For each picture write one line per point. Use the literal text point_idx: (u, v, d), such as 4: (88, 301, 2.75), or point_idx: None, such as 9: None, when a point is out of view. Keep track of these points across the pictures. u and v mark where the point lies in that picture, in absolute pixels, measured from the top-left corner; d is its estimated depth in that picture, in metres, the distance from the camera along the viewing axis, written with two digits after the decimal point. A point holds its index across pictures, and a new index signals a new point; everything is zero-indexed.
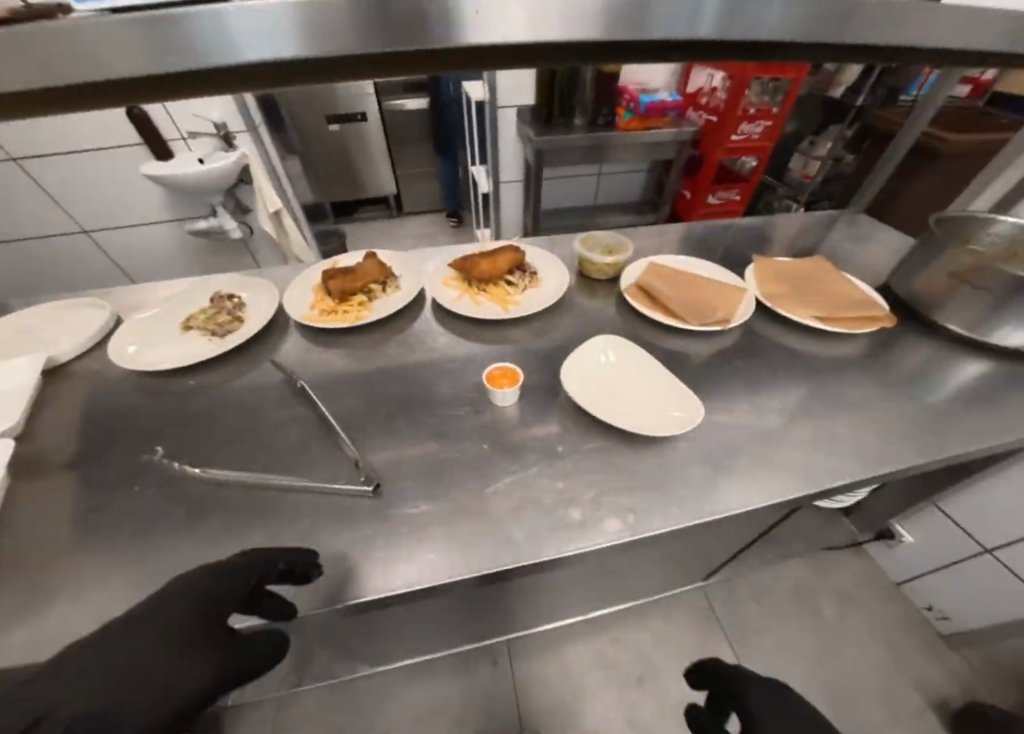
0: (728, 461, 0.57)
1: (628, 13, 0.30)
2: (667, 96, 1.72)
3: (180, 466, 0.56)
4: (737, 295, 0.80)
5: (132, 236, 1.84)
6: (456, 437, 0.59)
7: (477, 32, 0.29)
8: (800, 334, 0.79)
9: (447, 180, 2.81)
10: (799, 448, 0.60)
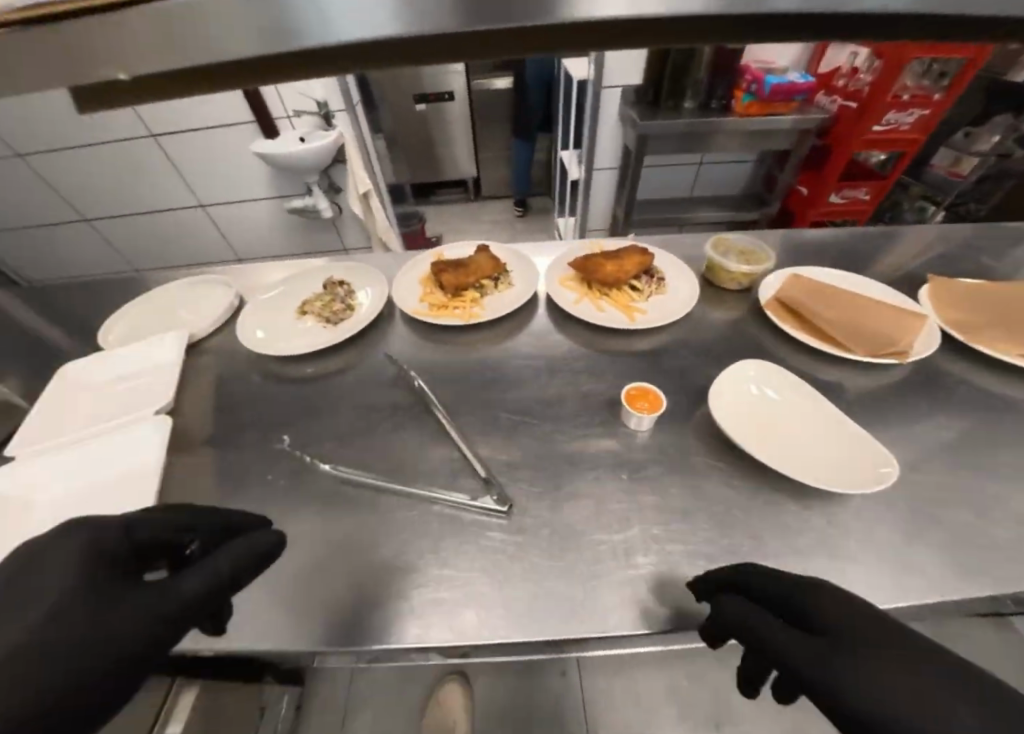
0: (918, 531, 0.47)
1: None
2: (799, 77, 1.49)
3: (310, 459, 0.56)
4: (918, 321, 0.65)
5: (239, 211, 1.97)
6: (583, 457, 0.54)
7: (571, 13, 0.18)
8: (993, 373, 0.65)
9: (522, 165, 2.69)
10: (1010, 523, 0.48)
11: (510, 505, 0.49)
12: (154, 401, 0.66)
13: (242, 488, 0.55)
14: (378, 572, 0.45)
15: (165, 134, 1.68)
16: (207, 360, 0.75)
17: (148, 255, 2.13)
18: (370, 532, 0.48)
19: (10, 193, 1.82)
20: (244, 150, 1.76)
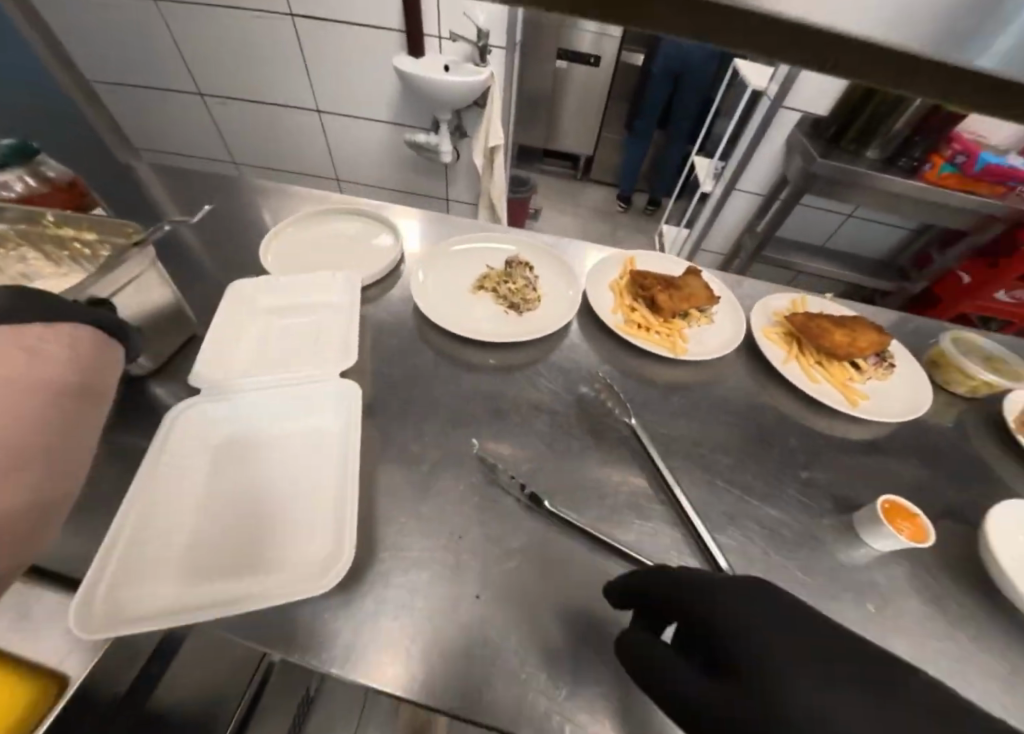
0: None
1: None
2: (1016, 161, 1.31)
3: (512, 479, 0.50)
4: None
5: (355, 127, 1.85)
6: (816, 563, 0.48)
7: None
8: None
9: (629, 161, 2.49)
10: None
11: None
12: (328, 354, 0.59)
13: (435, 486, 0.49)
14: (604, 656, 0.40)
15: (310, 24, 1.53)
16: (378, 312, 0.69)
17: (250, 148, 2.04)
18: (593, 605, 0.42)
19: (132, 41, 1.71)
20: (382, 63, 1.61)
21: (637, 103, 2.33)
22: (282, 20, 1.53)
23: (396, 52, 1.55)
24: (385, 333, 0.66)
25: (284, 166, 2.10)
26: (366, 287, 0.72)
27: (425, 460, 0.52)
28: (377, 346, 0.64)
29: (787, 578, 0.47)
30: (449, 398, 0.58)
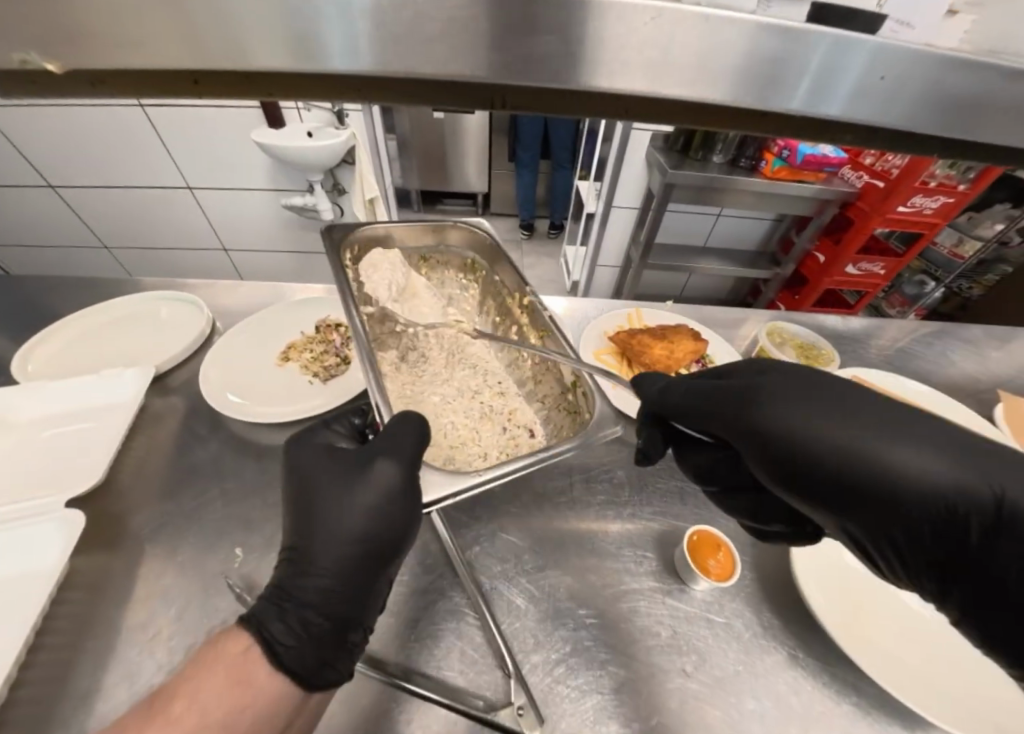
0: None
1: (822, 76, 0.21)
2: (831, 149, 1.45)
3: None
4: None
5: (229, 199, 1.75)
6: (632, 629, 0.42)
7: (786, 96, 0.21)
8: None
9: (523, 190, 2.55)
10: None
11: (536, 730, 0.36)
12: (74, 471, 0.49)
13: (178, 629, 0.40)
14: None
15: (159, 106, 1.46)
16: (157, 413, 0.59)
17: (117, 234, 1.86)
18: None
19: None
20: (241, 136, 1.55)
21: (515, 140, 2.45)
22: (131, 109, 1.46)
23: (252, 124, 1.52)
24: (166, 428, 0.56)
25: (157, 246, 1.92)
26: (158, 375, 0.62)
27: (168, 599, 0.42)
28: (150, 448, 0.54)
29: (599, 660, 0.41)
30: (223, 501, 0.49)
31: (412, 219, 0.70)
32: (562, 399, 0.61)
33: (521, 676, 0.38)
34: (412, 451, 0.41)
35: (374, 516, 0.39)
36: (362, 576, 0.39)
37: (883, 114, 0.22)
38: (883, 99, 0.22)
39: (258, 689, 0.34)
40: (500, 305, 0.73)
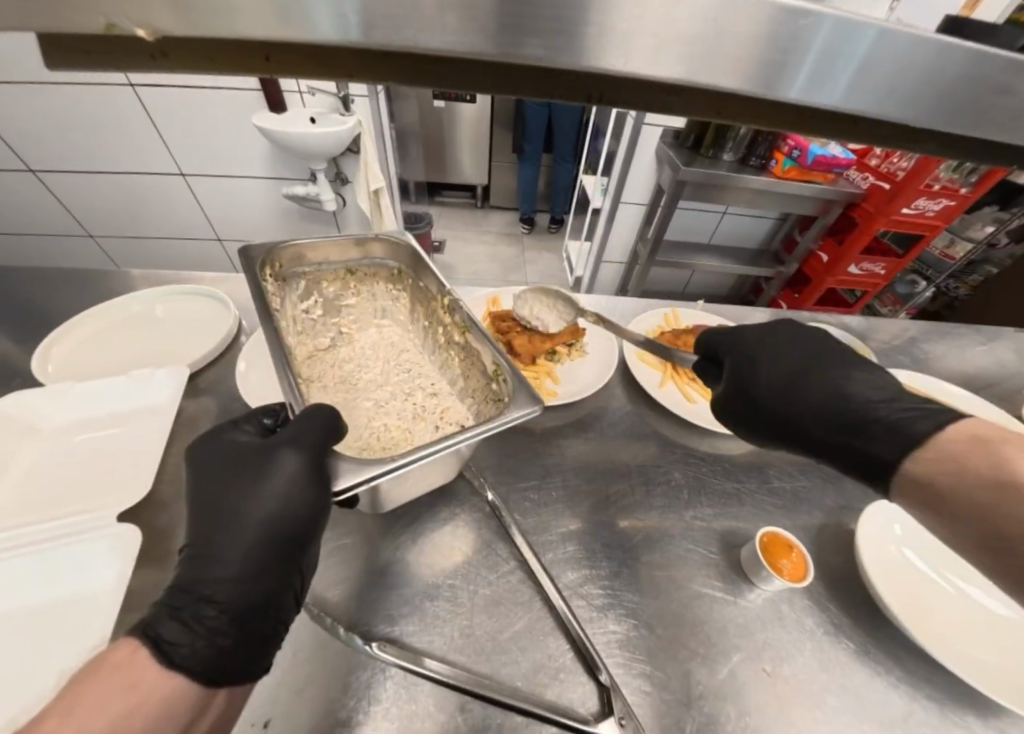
0: None
1: (830, 60, 0.19)
2: (838, 149, 1.48)
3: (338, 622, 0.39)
4: None
5: (225, 187, 1.68)
6: (707, 632, 0.42)
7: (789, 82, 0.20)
8: None
9: (525, 184, 2.52)
10: None
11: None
12: (121, 481, 0.47)
13: None
14: None
15: (152, 87, 1.38)
16: (189, 416, 0.56)
17: (104, 222, 1.76)
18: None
19: None
20: (241, 121, 1.49)
21: (518, 133, 2.41)
22: (122, 89, 1.38)
23: (253, 108, 1.46)
24: (204, 432, 0.54)
25: (145, 236, 1.83)
26: (188, 375, 0.59)
27: None
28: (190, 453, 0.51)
29: (679, 662, 0.40)
30: None
31: (332, 234, 0.68)
32: (486, 392, 0.60)
33: (617, 685, 0.38)
34: (319, 437, 0.40)
35: (283, 499, 0.38)
36: (273, 561, 0.38)
37: (882, 107, 0.21)
38: (887, 91, 0.20)
39: (148, 686, 0.30)
40: (428, 308, 0.72)
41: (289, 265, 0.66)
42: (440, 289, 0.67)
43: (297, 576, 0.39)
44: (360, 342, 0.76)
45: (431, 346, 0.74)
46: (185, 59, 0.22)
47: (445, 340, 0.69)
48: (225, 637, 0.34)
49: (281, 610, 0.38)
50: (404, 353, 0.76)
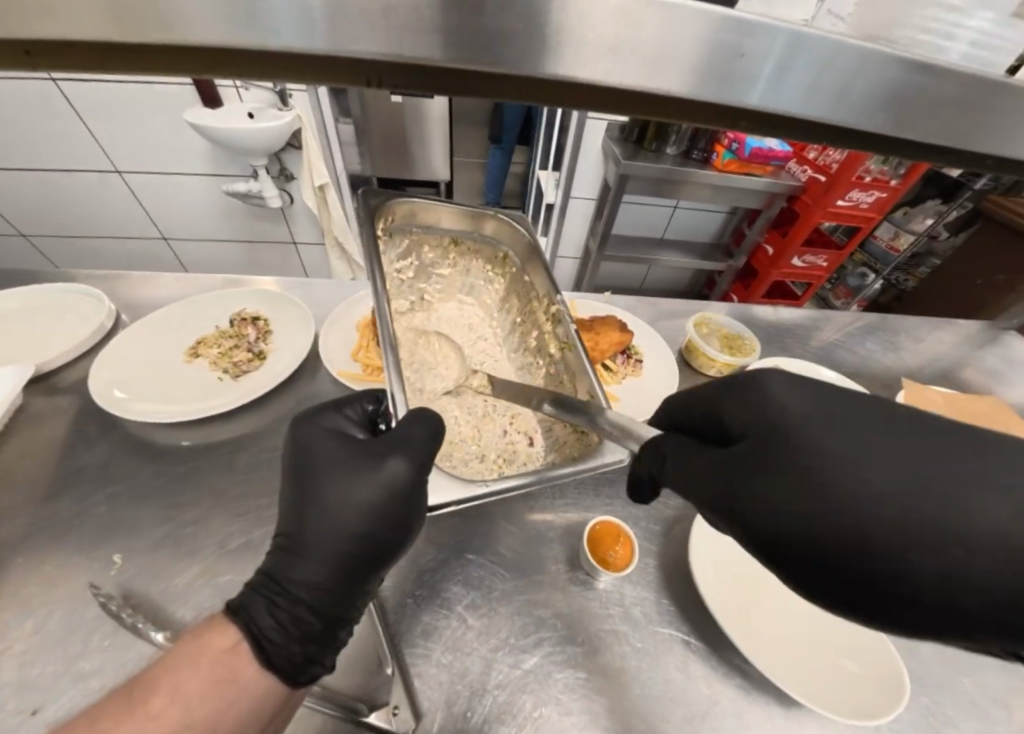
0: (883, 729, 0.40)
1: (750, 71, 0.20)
2: (777, 142, 1.49)
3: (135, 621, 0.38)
4: None
5: (163, 185, 1.64)
6: (526, 623, 0.42)
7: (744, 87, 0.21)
8: None
9: (493, 172, 2.45)
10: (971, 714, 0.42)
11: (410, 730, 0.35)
12: None
13: (35, 647, 0.37)
14: None
15: (75, 81, 1.34)
16: (36, 414, 0.54)
17: (37, 219, 1.70)
18: None
19: None
20: (172, 117, 1.45)
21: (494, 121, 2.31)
22: (43, 84, 1.34)
23: (185, 103, 1.42)
24: (49, 430, 0.52)
25: (84, 234, 1.78)
26: (44, 373, 0.57)
27: (24, 615, 0.38)
28: (28, 453, 0.50)
29: (484, 653, 0.40)
30: (107, 507, 0.46)
31: (456, 201, 0.66)
32: (571, 413, 0.58)
33: (405, 675, 0.38)
34: (427, 450, 0.38)
35: (376, 513, 0.36)
36: (362, 569, 0.37)
37: (832, 113, 0.22)
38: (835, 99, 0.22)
39: (247, 682, 0.32)
40: (528, 305, 0.69)
41: (400, 221, 0.64)
42: (547, 296, 0.64)
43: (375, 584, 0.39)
44: (437, 312, 0.76)
45: (513, 343, 0.73)
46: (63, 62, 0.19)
47: (535, 345, 0.67)
48: (310, 641, 0.35)
49: (353, 615, 0.38)
50: (481, 337, 0.76)
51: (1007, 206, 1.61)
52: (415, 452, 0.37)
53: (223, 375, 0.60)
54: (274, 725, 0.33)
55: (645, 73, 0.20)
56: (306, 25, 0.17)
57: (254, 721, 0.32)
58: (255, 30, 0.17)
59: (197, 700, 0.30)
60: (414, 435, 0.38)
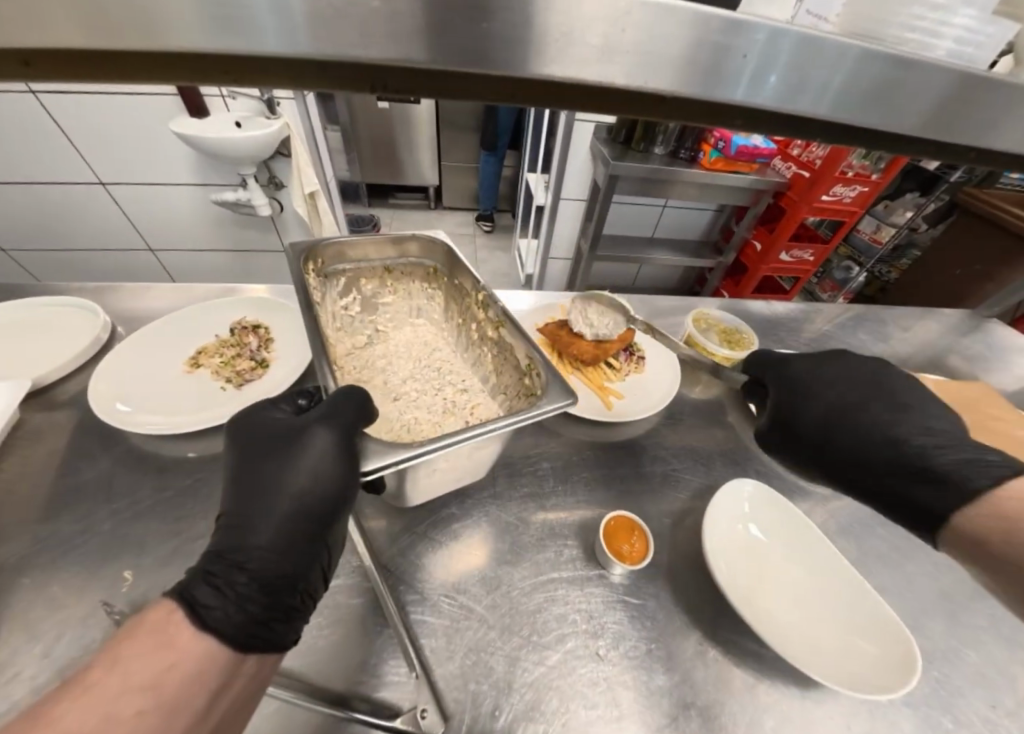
0: (897, 707, 0.41)
1: (722, 65, 0.20)
2: (761, 141, 1.53)
3: None
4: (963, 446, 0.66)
5: (149, 196, 1.62)
6: (546, 620, 0.42)
7: (723, 85, 0.21)
8: None
9: (486, 179, 2.46)
10: (980, 689, 0.43)
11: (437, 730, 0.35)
12: None
13: (46, 668, 0.36)
14: None
15: (58, 92, 1.32)
16: (34, 431, 0.53)
17: (20, 234, 1.67)
18: None
19: None
20: (158, 127, 1.43)
21: (484, 127, 2.30)
22: (25, 96, 1.31)
23: (171, 113, 1.41)
24: (47, 448, 0.51)
25: (68, 248, 1.75)
26: (41, 389, 0.56)
27: (32, 635, 0.37)
28: (27, 470, 0.49)
29: (505, 651, 0.40)
30: (112, 523, 0.45)
31: (374, 232, 0.68)
32: (518, 385, 0.59)
33: (429, 676, 0.38)
34: (351, 418, 0.41)
35: (310, 476, 0.38)
36: (305, 533, 0.38)
37: (815, 107, 0.22)
38: (815, 96, 0.22)
39: (188, 645, 0.30)
40: (464, 304, 0.70)
41: (332, 262, 0.66)
42: (476, 286, 0.65)
43: (323, 552, 0.39)
44: (394, 340, 0.74)
45: (464, 344, 0.73)
46: (61, 69, 0.19)
47: (479, 336, 0.68)
48: (253, 604, 0.34)
49: (307, 584, 0.38)
50: (436, 351, 0.74)
51: (983, 198, 1.68)
52: (340, 418, 0.41)
53: (226, 384, 0.59)
54: (228, 704, 0.30)
55: (630, 74, 0.20)
56: (264, 28, 0.16)
57: (205, 685, 0.29)
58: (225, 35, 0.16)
59: (138, 665, 0.27)
60: (338, 405, 0.42)
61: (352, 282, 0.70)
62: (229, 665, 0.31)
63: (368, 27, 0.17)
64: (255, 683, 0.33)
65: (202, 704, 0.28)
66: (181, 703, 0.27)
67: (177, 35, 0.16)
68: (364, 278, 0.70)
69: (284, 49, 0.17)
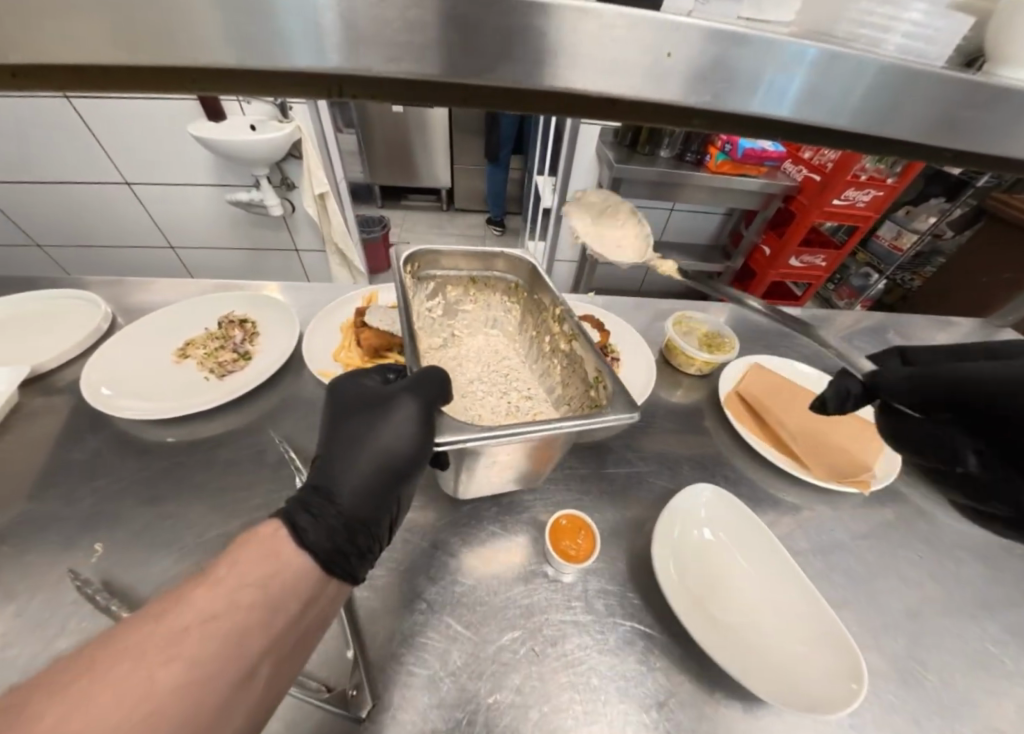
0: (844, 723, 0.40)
1: (718, 73, 0.21)
2: (769, 145, 1.50)
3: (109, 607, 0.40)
4: None
5: (170, 195, 1.70)
6: (489, 611, 0.43)
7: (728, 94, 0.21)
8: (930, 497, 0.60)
9: (495, 188, 2.49)
10: (938, 712, 0.42)
11: (363, 711, 0.36)
12: None
13: (17, 629, 0.39)
14: None
15: (87, 97, 1.40)
16: (31, 411, 0.56)
17: (53, 230, 1.78)
18: None
19: None
20: (178, 130, 1.50)
21: (489, 137, 2.30)
22: (58, 101, 1.40)
23: (191, 117, 1.47)
24: (41, 428, 0.54)
25: (96, 244, 1.85)
26: (42, 373, 0.60)
27: (7, 598, 0.40)
28: (22, 448, 0.52)
29: (445, 639, 0.41)
30: (91, 499, 0.48)
31: (468, 245, 0.70)
32: (585, 397, 0.59)
33: (366, 660, 0.39)
34: (436, 388, 0.44)
35: (396, 430, 0.41)
36: (388, 481, 0.40)
37: (833, 119, 0.23)
38: (826, 105, 0.22)
39: (287, 559, 0.32)
40: (540, 319, 0.70)
41: (426, 266, 0.69)
42: (555, 302, 0.66)
43: (395, 505, 0.41)
44: (467, 345, 0.75)
45: (535, 355, 0.73)
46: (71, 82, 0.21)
47: (551, 348, 0.68)
48: (343, 536, 0.35)
49: (378, 531, 0.39)
50: (506, 360, 0.75)
51: (1013, 204, 1.58)
52: (427, 385, 0.44)
53: (223, 374, 0.62)
54: (312, 618, 0.32)
55: (650, 86, 0.21)
56: (294, 48, 0.18)
57: (296, 597, 0.31)
58: (261, 57, 0.18)
59: (246, 571, 0.30)
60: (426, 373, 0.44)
61: (437, 285, 0.71)
62: (318, 581, 0.33)
63: (396, 45, 0.19)
64: (330, 610, 0.34)
65: (295, 610, 0.31)
66: (281, 605, 0.30)
67: (241, 45, 0.18)
68: (449, 284, 0.72)
69: (315, 61, 0.19)
